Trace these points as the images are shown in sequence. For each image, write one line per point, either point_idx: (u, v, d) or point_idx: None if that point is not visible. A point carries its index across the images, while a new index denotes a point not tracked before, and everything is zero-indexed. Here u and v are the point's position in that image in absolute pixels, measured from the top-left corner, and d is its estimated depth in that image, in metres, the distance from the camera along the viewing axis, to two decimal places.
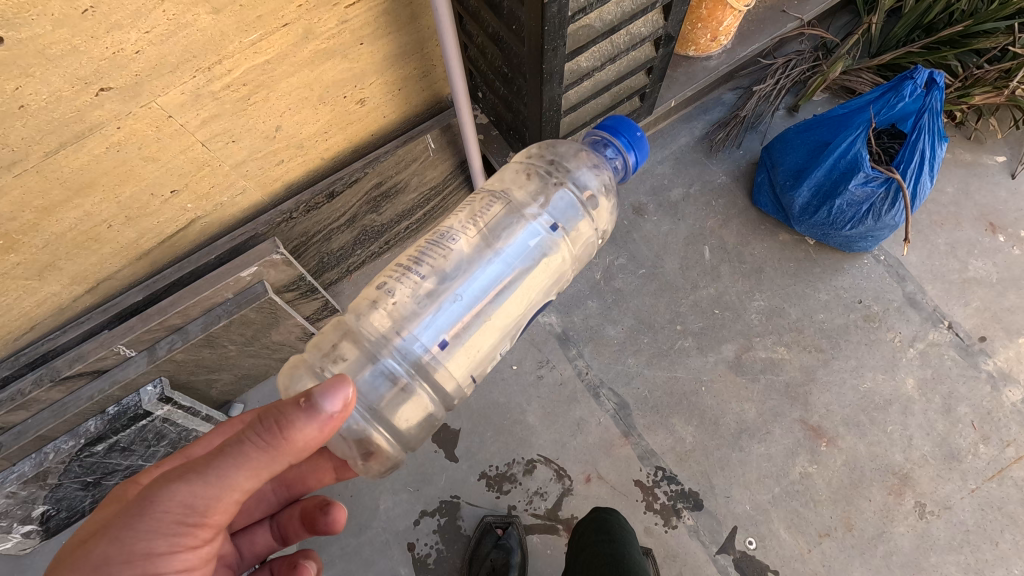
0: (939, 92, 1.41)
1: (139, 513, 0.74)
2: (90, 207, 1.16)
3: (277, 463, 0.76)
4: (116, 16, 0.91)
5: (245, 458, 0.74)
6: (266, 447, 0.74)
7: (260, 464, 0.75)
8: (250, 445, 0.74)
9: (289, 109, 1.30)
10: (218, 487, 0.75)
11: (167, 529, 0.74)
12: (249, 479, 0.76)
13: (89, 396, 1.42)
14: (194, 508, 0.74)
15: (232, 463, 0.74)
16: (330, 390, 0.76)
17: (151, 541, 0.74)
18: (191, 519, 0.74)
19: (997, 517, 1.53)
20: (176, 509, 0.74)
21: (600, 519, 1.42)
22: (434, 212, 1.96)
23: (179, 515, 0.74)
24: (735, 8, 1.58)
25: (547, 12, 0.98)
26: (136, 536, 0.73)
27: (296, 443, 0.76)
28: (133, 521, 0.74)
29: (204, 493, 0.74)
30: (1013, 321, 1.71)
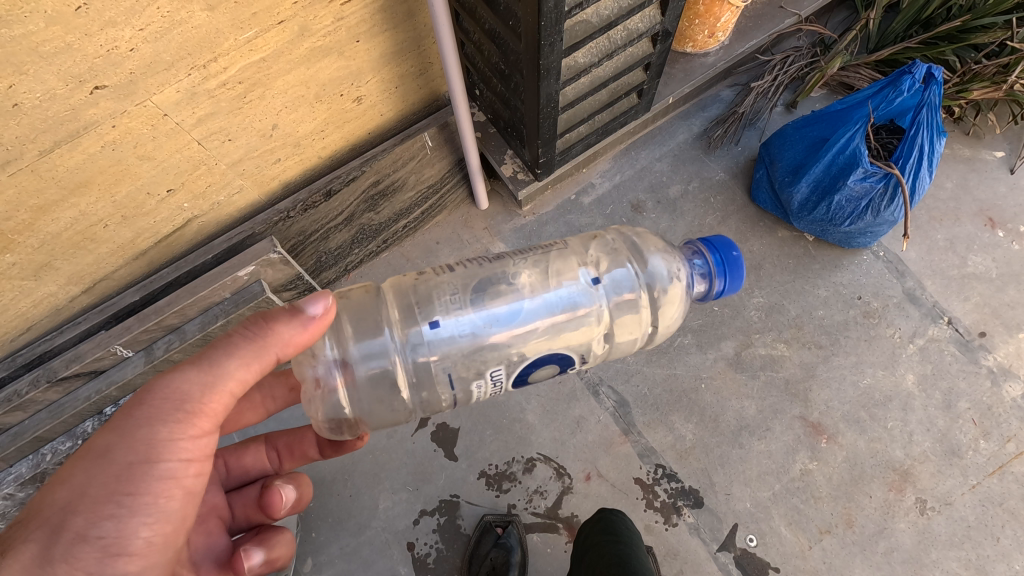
0: (938, 87, 1.41)
1: (139, 402, 0.80)
2: (85, 207, 1.15)
3: (267, 357, 0.87)
4: (110, 13, 0.90)
5: (235, 348, 0.85)
6: (257, 339, 0.85)
7: (252, 356, 0.85)
8: (240, 337, 0.85)
9: (285, 107, 1.29)
10: (210, 378, 0.83)
11: (163, 422, 0.80)
12: (240, 369, 0.85)
13: (86, 396, 1.46)
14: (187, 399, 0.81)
15: (225, 353, 0.84)
16: (312, 297, 0.90)
17: (147, 427, 0.79)
18: (186, 408, 0.81)
19: (997, 512, 1.53)
20: (175, 396, 0.81)
21: (605, 520, 1.41)
22: (433, 211, 1.91)
23: (176, 404, 0.81)
24: (732, 4, 1.58)
25: (543, 7, 0.98)
26: (136, 424, 0.79)
27: (280, 335, 0.87)
28: (132, 411, 0.80)
29: (198, 380, 0.82)
30: (1013, 317, 1.71)
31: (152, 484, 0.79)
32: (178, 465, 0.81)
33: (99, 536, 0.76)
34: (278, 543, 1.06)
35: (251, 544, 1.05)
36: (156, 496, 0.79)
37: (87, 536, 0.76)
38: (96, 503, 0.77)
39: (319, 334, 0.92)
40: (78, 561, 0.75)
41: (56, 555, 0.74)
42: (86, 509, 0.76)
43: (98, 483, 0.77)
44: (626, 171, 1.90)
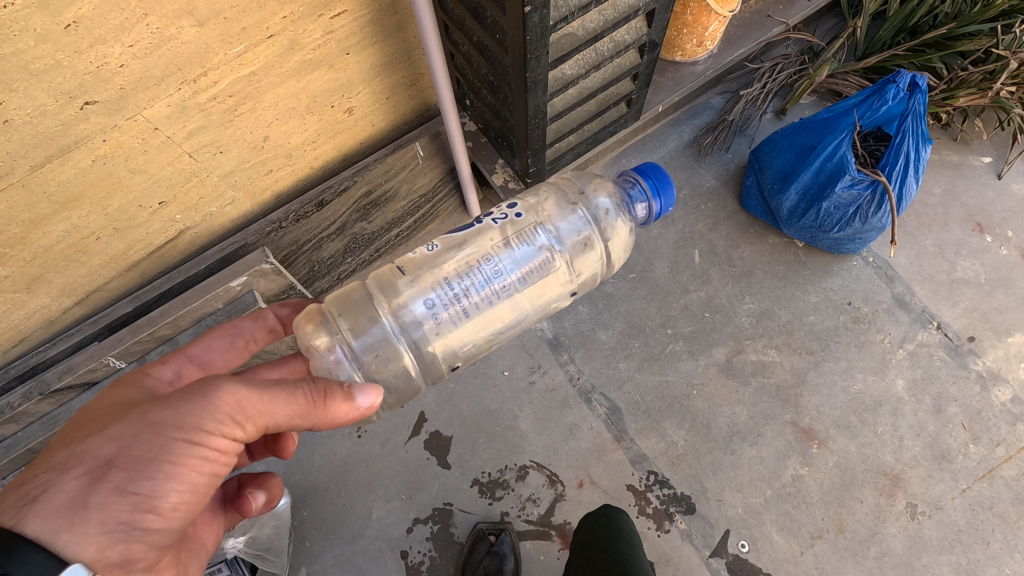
0: (922, 96, 1.44)
1: (200, 392, 0.79)
2: (77, 220, 1.16)
3: (309, 416, 0.86)
4: (99, 30, 0.91)
5: (295, 394, 0.85)
6: (314, 395, 0.86)
7: (300, 406, 0.85)
8: (302, 387, 0.86)
9: (276, 119, 1.30)
10: (265, 404, 0.82)
11: (212, 417, 0.79)
12: (287, 412, 0.84)
13: (79, 408, 1.45)
14: (240, 411, 0.81)
15: (284, 392, 0.84)
16: (373, 390, 0.93)
17: (199, 418, 0.79)
18: (235, 420, 0.80)
19: (988, 517, 1.54)
20: (228, 406, 0.80)
21: (606, 516, 1.43)
22: (425, 220, 1.92)
23: (228, 410, 0.80)
24: (720, 14, 1.60)
25: (528, 21, 0.99)
26: (190, 412, 0.78)
27: (333, 405, 0.88)
28: (188, 398, 0.80)
29: (253, 402, 0.81)
30: (1002, 321, 1.72)
31: (188, 463, 0.78)
32: (215, 454, 0.80)
33: (134, 492, 0.76)
34: (276, 485, 1.13)
35: (251, 487, 1.10)
36: (188, 470, 0.78)
37: (123, 491, 0.75)
38: (137, 464, 0.76)
39: (351, 426, 0.92)
40: (111, 510, 0.75)
41: (92, 502, 0.74)
42: (127, 467, 0.76)
43: (143, 447, 0.77)
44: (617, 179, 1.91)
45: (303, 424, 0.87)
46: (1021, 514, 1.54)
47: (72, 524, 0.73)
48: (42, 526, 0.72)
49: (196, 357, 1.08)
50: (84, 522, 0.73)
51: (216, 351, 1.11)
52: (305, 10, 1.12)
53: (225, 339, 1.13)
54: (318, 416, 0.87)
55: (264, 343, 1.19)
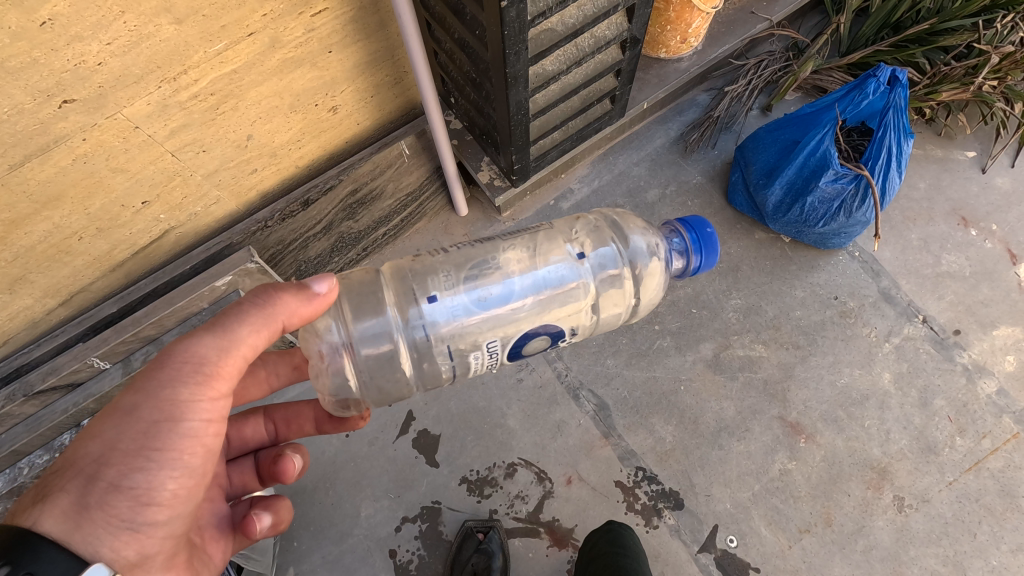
0: (902, 90, 1.45)
1: (162, 365, 0.84)
2: (59, 219, 1.15)
3: (271, 323, 0.91)
4: (75, 28, 0.91)
5: (245, 316, 0.88)
6: (264, 305, 0.89)
7: (260, 322, 0.89)
8: (247, 306, 0.89)
9: (259, 118, 1.30)
10: (227, 344, 0.87)
11: (182, 380, 0.84)
12: (251, 334, 0.89)
13: (63, 409, 1.45)
14: (205, 360, 0.85)
15: (237, 321, 0.88)
16: (318, 276, 0.95)
17: (170, 386, 0.84)
18: (204, 371, 0.85)
19: (975, 508, 1.54)
20: (191, 359, 0.85)
21: (615, 532, 1.44)
22: (412, 219, 1.92)
23: (194, 366, 0.85)
24: (703, 11, 1.61)
25: (506, 16, 0.99)
26: (159, 385, 0.84)
27: (282, 304, 0.91)
28: (154, 372, 0.84)
29: (212, 346, 0.86)
30: (986, 314, 1.73)
31: (175, 438, 0.84)
32: (201, 424, 0.86)
33: (131, 486, 0.82)
34: (283, 508, 1.11)
35: (258, 508, 1.08)
36: (179, 453, 0.85)
37: (120, 486, 0.82)
38: (126, 457, 0.82)
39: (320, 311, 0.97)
40: (113, 509, 0.82)
41: (93, 502, 0.81)
42: (118, 462, 0.82)
43: (128, 438, 0.83)
44: (604, 176, 1.92)
45: (272, 335, 0.92)
46: (1007, 506, 1.54)
47: (80, 524, 0.80)
48: (54, 526, 0.78)
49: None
50: (92, 521, 0.80)
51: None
52: (286, 8, 1.13)
53: None
54: (280, 321, 0.91)
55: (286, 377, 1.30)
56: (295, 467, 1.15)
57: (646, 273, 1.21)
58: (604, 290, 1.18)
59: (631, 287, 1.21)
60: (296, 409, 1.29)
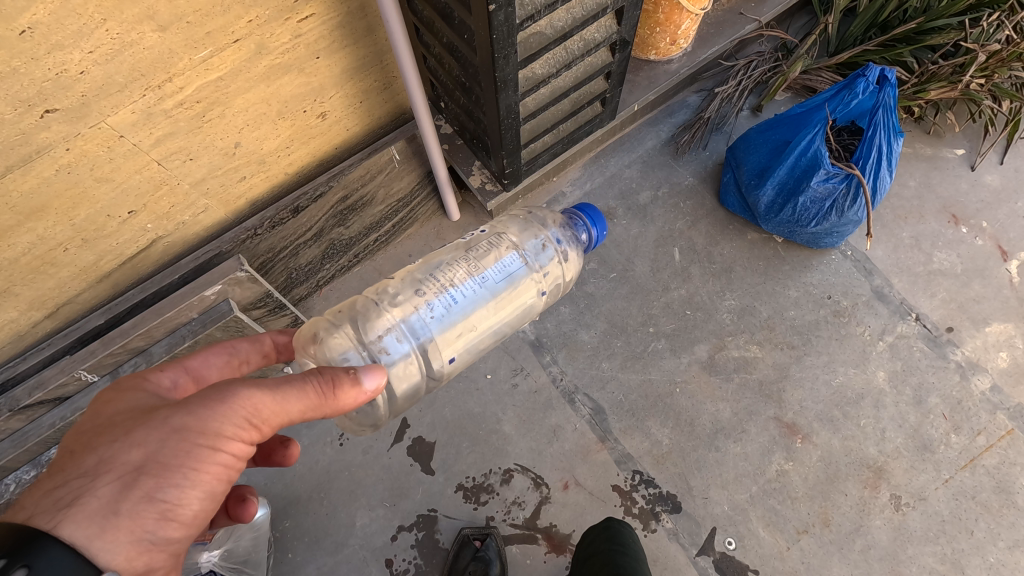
0: (892, 89, 1.45)
1: (219, 396, 0.77)
2: (43, 231, 1.13)
3: (320, 411, 0.83)
4: (56, 36, 0.89)
5: (309, 387, 0.81)
6: (325, 391, 0.82)
7: (314, 402, 0.82)
8: (313, 378, 0.82)
9: (247, 125, 1.28)
10: (280, 405, 0.80)
11: (231, 421, 0.77)
12: (301, 411, 0.81)
13: (50, 423, 1.42)
14: (257, 411, 0.79)
15: (297, 390, 0.81)
16: (379, 373, 0.88)
17: (220, 421, 0.77)
18: (252, 425, 0.78)
19: (971, 506, 1.54)
20: (246, 408, 0.78)
21: (614, 529, 1.43)
22: (403, 224, 1.90)
23: (247, 411, 0.78)
24: (692, 12, 1.60)
25: (494, 20, 0.98)
26: (210, 418, 0.77)
27: (343, 395, 0.83)
28: (210, 403, 0.77)
29: (269, 405, 0.79)
30: (979, 311, 1.73)
31: (214, 472, 0.77)
32: (234, 465, 0.79)
33: (162, 500, 0.74)
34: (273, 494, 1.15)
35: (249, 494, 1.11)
36: (212, 482, 0.78)
37: (152, 499, 0.73)
38: (165, 471, 0.74)
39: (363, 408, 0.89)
40: (140, 518, 0.72)
41: (123, 509, 0.71)
42: (156, 473, 0.74)
43: (171, 454, 0.75)
44: (596, 179, 1.91)
45: (316, 418, 0.84)
46: (1003, 503, 1.54)
47: (105, 530, 0.70)
48: (76, 530, 0.69)
49: (195, 369, 0.94)
50: (116, 529, 0.70)
51: (212, 366, 0.98)
52: (272, 14, 1.11)
53: (222, 355, 1.00)
54: (327, 410, 0.84)
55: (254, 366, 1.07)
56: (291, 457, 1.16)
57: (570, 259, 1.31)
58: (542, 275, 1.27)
59: (558, 268, 1.30)
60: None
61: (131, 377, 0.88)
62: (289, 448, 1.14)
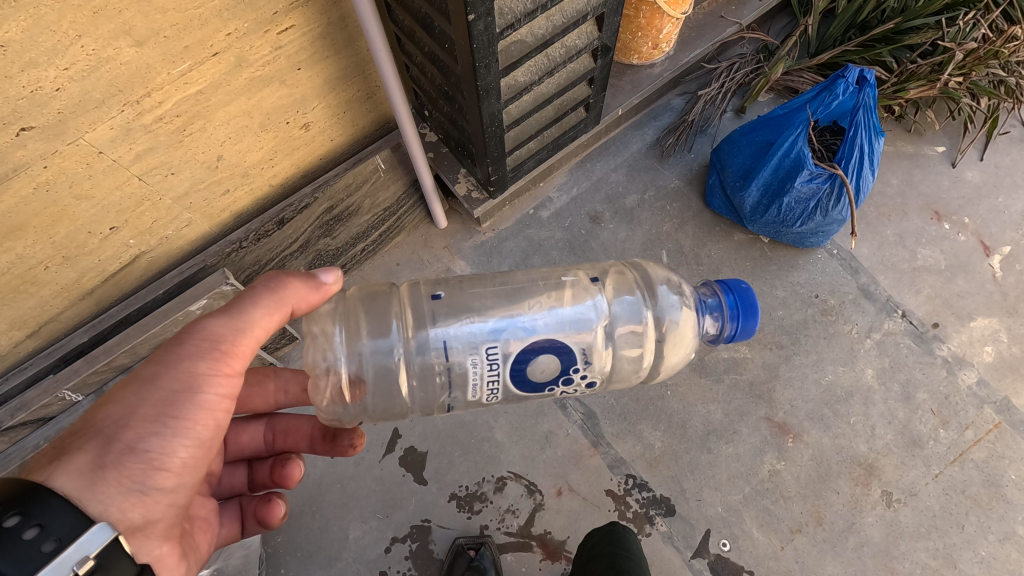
0: (871, 89, 1.47)
1: (183, 336, 0.90)
2: (22, 249, 1.12)
3: (279, 309, 0.96)
4: (30, 54, 0.88)
5: (256, 300, 0.94)
6: (275, 290, 0.95)
7: (271, 306, 0.95)
8: (258, 291, 0.95)
9: (228, 138, 1.27)
10: (240, 324, 0.93)
11: (198, 354, 0.89)
12: (264, 317, 0.94)
13: (34, 444, 1.41)
14: (217, 343, 0.90)
15: (250, 304, 0.94)
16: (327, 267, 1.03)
17: (187, 361, 0.89)
18: (221, 350, 0.90)
19: (962, 500, 1.55)
20: (209, 336, 0.90)
21: (617, 533, 1.41)
22: (391, 233, 1.86)
23: (207, 346, 0.90)
24: (673, 16, 1.62)
25: (473, 30, 0.98)
26: (178, 357, 0.88)
27: (293, 290, 0.97)
28: (175, 346, 0.89)
29: (229, 326, 0.92)
30: (963, 306, 1.75)
31: (192, 411, 0.88)
32: (214, 400, 0.91)
33: (146, 449, 0.85)
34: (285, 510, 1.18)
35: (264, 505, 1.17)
36: (194, 425, 0.89)
37: (135, 448, 0.85)
38: (145, 421, 0.86)
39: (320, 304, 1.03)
40: (127, 470, 0.84)
41: (108, 462, 0.83)
42: (137, 424, 0.85)
43: (148, 403, 0.86)
44: (582, 183, 1.92)
45: (279, 321, 0.98)
46: (992, 496, 1.56)
47: (94, 482, 0.81)
48: (68, 483, 0.79)
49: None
50: (105, 481, 0.82)
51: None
52: (250, 26, 1.11)
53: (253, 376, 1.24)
54: (286, 309, 0.97)
55: (290, 394, 1.29)
56: (297, 472, 1.22)
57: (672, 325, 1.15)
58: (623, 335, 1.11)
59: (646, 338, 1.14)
60: (299, 420, 1.28)
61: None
62: (290, 466, 1.20)
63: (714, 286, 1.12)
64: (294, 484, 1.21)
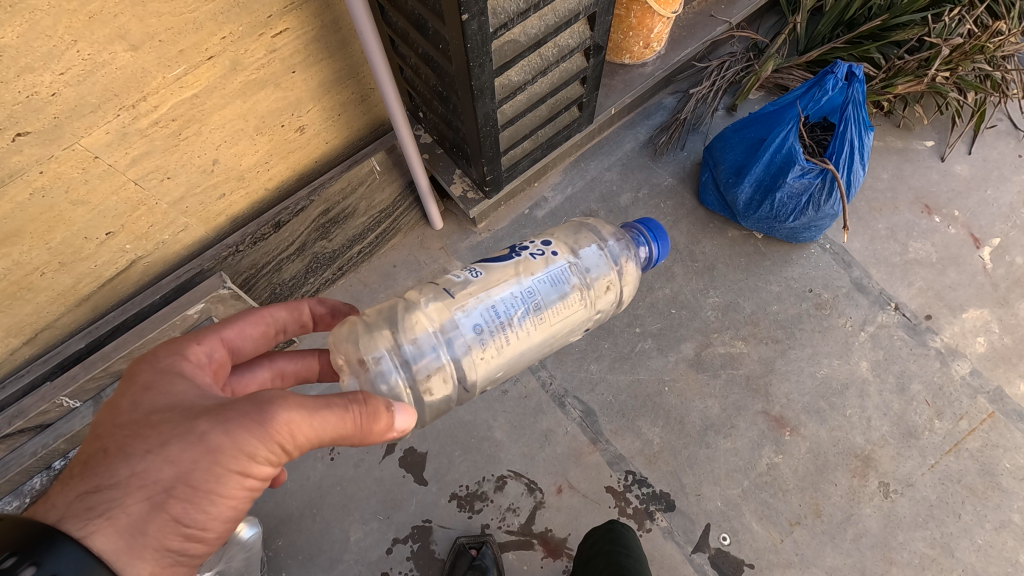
0: (860, 84, 1.49)
1: (258, 418, 0.76)
2: (19, 255, 1.12)
3: (353, 433, 0.83)
4: (25, 59, 0.89)
5: (340, 412, 0.81)
6: (359, 420, 0.83)
7: (347, 429, 0.82)
8: (349, 409, 0.82)
9: (224, 142, 1.28)
10: (317, 431, 0.79)
11: (265, 443, 0.77)
12: (340, 431, 0.81)
13: (32, 452, 1.41)
14: (294, 437, 0.78)
15: (335, 416, 0.81)
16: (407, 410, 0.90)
17: (255, 447, 0.77)
18: (285, 447, 0.78)
19: (957, 490, 1.57)
20: (283, 433, 0.77)
21: (617, 531, 1.42)
22: (387, 235, 1.86)
23: (283, 437, 0.78)
24: (663, 16, 1.63)
25: (467, 29, 0.99)
26: (244, 441, 0.76)
27: (378, 423, 0.84)
28: (246, 424, 0.76)
29: (308, 429, 0.78)
30: (955, 298, 1.77)
31: (237, 494, 0.79)
32: (258, 486, 0.81)
33: (187, 525, 0.76)
34: None
35: None
36: (232, 506, 0.80)
37: (177, 522, 0.75)
38: (193, 495, 0.76)
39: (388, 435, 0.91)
40: (163, 540, 0.75)
41: (149, 530, 0.73)
42: (184, 499, 0.75)
43: (201, 477, 0.75)
44: (576, 183, 1.93)
45: (344, 443, 0.84)
46: (988, 484, 1.57)
47: (130, 549, 0.72)
48: (105, 544, 0.71)
49: (230, 342, 1.00)
50: (141, 549, 0.72)
51: (247, 337, 1.03)
52: (245, 30, 1.11)
53: (257, 325, 1.05)
54: (361, 433, 0.84)
55: (290, 334, 1.13)
56: None
57: (629, 269, 1.22)
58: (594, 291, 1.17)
59: (602, 296, 1.19)
60: (307, 360, 1.16)
61: (167, 352, 0.89)
62: None
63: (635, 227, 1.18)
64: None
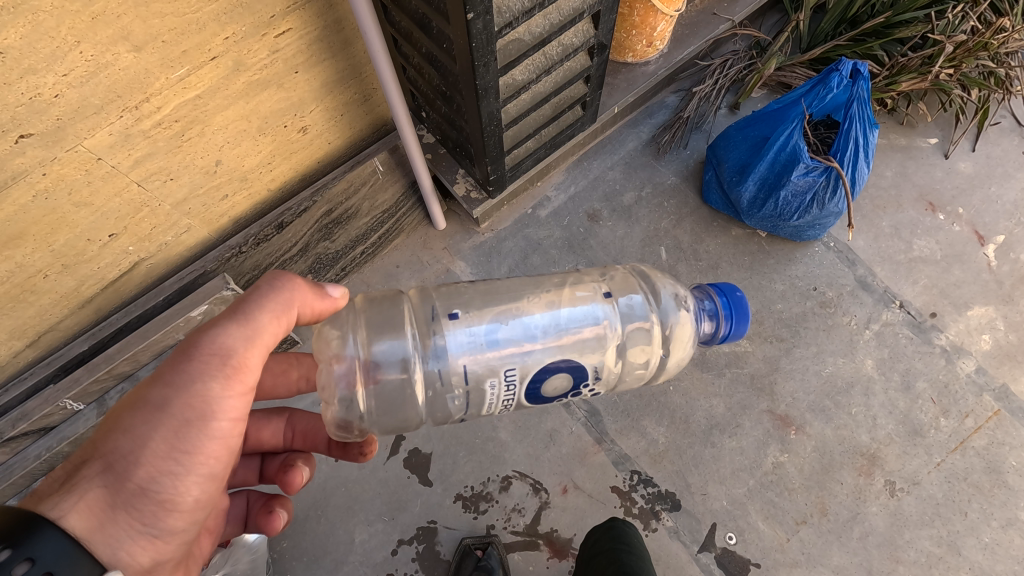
0: (865, 82, 1.49)
1: (189, 352, 0.85)
2: (21, 258, 1.11)
3: (288, 317, 0.93)
4: (28, 60, 0.88)
5: (267, 302, 0.90)
6: (286, 305, 0.92)
7: (281, 316, 0.91)
8: (273, 298, 0.91)
9: (227, 143, 1.27)
10: (253, 335, 0.89)
11: (208, 371, 0.85)
12: (272, 323, 0.90)
13: (37, 454, 1.41)
14: (232, 357, 0.86)
15: (265, 313, 0.90)
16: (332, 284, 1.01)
17: (196, 381, 0.85)
18: (230, 366, 0.86)
19: (964, 487, 1.56)
20: (219, 353, 0.86)
21: (618, 529, 1.42)
22: (390, 235, 1.85)
23: (220, 358, 0.86)
24: (666, 14, 1.63)
25: (472, 28, 0.99)
26: (191, 379, 0.84)
27: (299, 297, 0.94)
28: (183, 364, 0.85)
29: (239, 336, 0.87)
30: (960, 295, 1.76)
31: (206, 439, 0.87)
32: (228, 426, 0.89)
33: (158, 489, 0.85)
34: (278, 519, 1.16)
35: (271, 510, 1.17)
36: (204, 455, 0.88)
37: (147, 491, 0.85)
38: (159, 457, 0.84)
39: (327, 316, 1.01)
40: (138, 512, 0.85)
41: (120, 501, 0.83)
42: (149, 464, 0.84)
43: (161, 433, 0.84)
44: (579, 182, 1.92)
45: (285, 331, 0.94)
46: (994, 482, 1.57)
47: (104, 524, 0.83)
48: (78, 522, 0.80)
49: None
50: (116, 522, 0.84)
51: None
52: (248, 30, 1.11)
53: None
54: (294, 314, 0.94)
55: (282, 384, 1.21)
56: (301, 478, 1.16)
57: (681, 330, 1.16)
58: (631, 340, 1.13)
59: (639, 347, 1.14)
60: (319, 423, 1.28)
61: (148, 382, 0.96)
62: (293, 472, 1.15)
63: (708, 289, 1.13)
64: (289, 494, 1.14)
